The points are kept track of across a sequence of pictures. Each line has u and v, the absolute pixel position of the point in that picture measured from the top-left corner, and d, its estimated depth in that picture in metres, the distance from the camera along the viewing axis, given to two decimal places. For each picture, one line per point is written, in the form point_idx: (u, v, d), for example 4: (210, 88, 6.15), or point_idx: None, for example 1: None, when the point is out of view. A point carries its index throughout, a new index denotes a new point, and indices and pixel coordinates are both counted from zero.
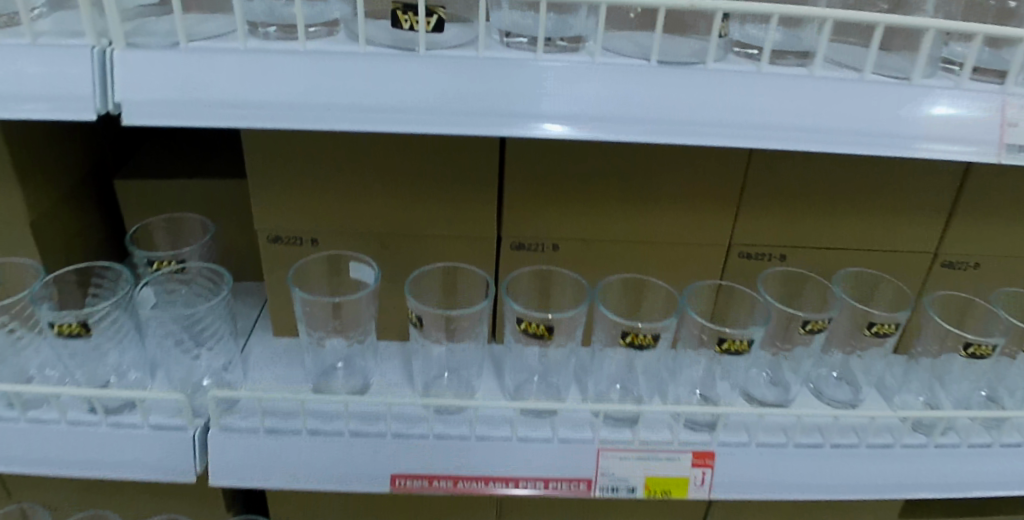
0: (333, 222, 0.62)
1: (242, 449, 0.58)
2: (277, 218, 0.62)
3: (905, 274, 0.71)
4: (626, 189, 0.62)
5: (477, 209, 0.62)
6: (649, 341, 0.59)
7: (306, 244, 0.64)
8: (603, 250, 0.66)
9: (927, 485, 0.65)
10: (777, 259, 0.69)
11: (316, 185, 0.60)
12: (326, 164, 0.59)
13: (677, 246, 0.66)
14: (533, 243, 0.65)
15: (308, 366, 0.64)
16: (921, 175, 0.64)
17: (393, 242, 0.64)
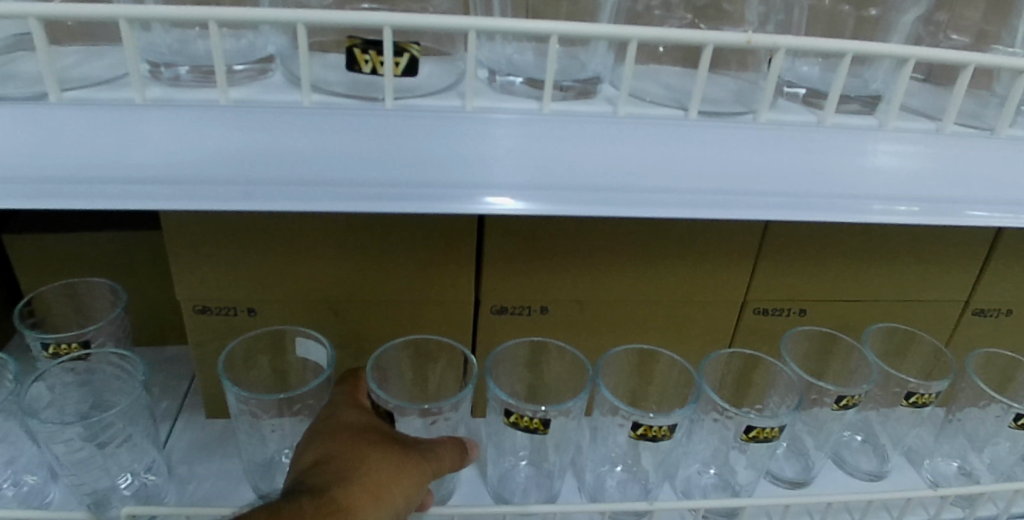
0: (276, 291, 0.50)
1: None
2: (202, 287, 0.49)
3: (934, 324, 0.62)
4: (622, 269, 0.52)
5: (447, 292, 0.51)
6: (666, 433, 0.48)
7: (240, 315, 0.51)
8: (603, 312, 0.55)
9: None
10: (795, 314, 0.59)
11: (252, 248, 0.47)
12: (257, 255, 0.48)
13: (688, 306, 0.56)
14: (519, 308, 0.53)
15: (245, 464, 0.52)
16: (950, 246, 0.57)
17: (345, 309, 0.52)
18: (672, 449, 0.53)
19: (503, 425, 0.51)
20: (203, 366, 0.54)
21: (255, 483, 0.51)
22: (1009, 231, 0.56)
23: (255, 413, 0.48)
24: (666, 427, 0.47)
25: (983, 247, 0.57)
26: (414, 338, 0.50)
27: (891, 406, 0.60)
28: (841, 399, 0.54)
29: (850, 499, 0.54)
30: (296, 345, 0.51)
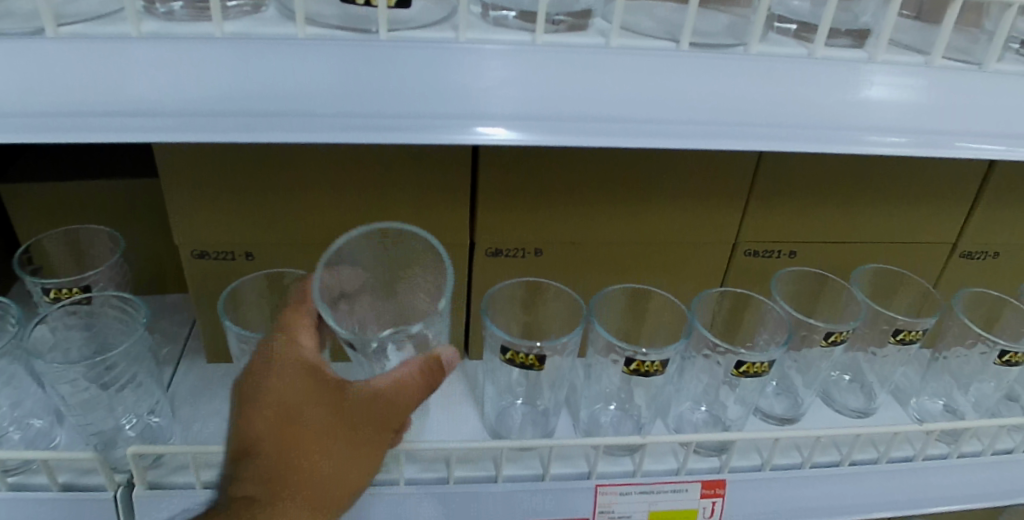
0: (276, 234, 0.51)
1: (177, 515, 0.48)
2: (202, 231, 0.50)
3: (921, 266, 0.64)
4: (615, 209, 0.53)
5: (444, 233, 0.52)
6: (656, 369, 0.49)
7: (239, 259, 0.52)
8: (597, 254, 0.56)
9: (950, 500, 0.60)
10: (785, 256, 0.60)
11: (248, 189, 0.49)
12: (256, 197, 0.48)
13: (680, 248, 0.57)
14: (514, 250, 0.55)
15: None
16: (938, 186, 0.57)
17: None
18: (663, 384, 0.54)
19: (499, 365, 0.52)
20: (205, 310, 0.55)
21: None
22: (998, 169, 0.57)
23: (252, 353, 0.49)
24: (658, 361, 0.49)
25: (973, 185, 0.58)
26: (379, 225, 0.38)
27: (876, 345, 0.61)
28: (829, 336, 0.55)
29: (830, 432, 0.56)
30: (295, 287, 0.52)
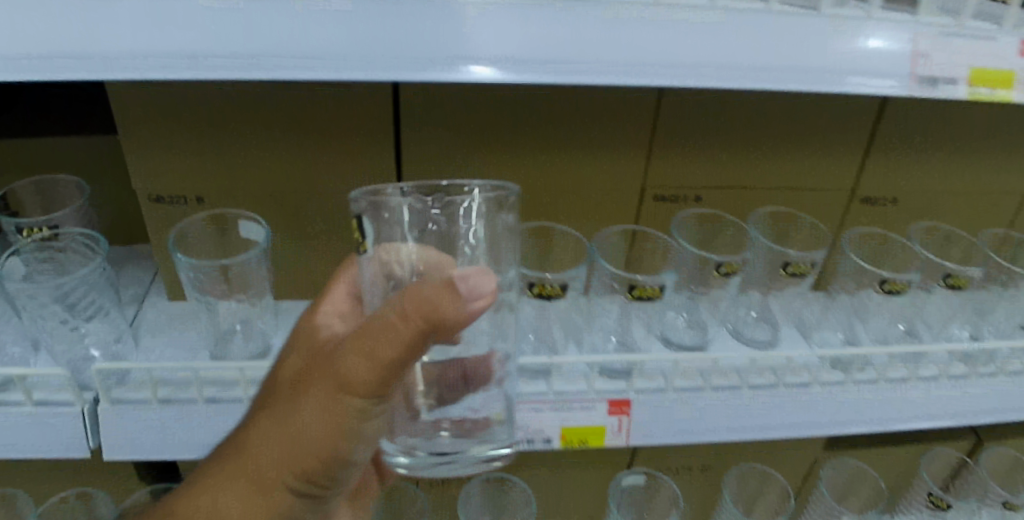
0: (224, 180, 0.58)
1: (135, 429, 0.54)
2: (159, 178, 0.57)
3: (821, 210, 0.70)
4: (529, 153, 0.60)
5: (373, 176, 0.59)
6: (556, 291, 0.58)
7: (191, 204, 0.59)
8: (515, 199, 0.62)
9: (843, 423, 0.66)
10: (692, 202, 0.66)
11: (197, 139, 0.55)
12: (204, 144, 0.55)
13: (592, 193, 0.63)
14: (439, 195, 0.61)
15: (203, 335, 0.60)
16: (828, 131, 0.64)
17: (287, 198, 0.59)
18: (572, 308, 0.62)
19: None
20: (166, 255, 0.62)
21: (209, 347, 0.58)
22: (887, 109, 0.63)
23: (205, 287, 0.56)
24: (556, 285, 0.57)
25: (862, 130, 0.64)
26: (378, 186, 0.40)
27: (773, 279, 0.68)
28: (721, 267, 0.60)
29: (727, 356, 0.63)
30: (234, 224, 0.58)
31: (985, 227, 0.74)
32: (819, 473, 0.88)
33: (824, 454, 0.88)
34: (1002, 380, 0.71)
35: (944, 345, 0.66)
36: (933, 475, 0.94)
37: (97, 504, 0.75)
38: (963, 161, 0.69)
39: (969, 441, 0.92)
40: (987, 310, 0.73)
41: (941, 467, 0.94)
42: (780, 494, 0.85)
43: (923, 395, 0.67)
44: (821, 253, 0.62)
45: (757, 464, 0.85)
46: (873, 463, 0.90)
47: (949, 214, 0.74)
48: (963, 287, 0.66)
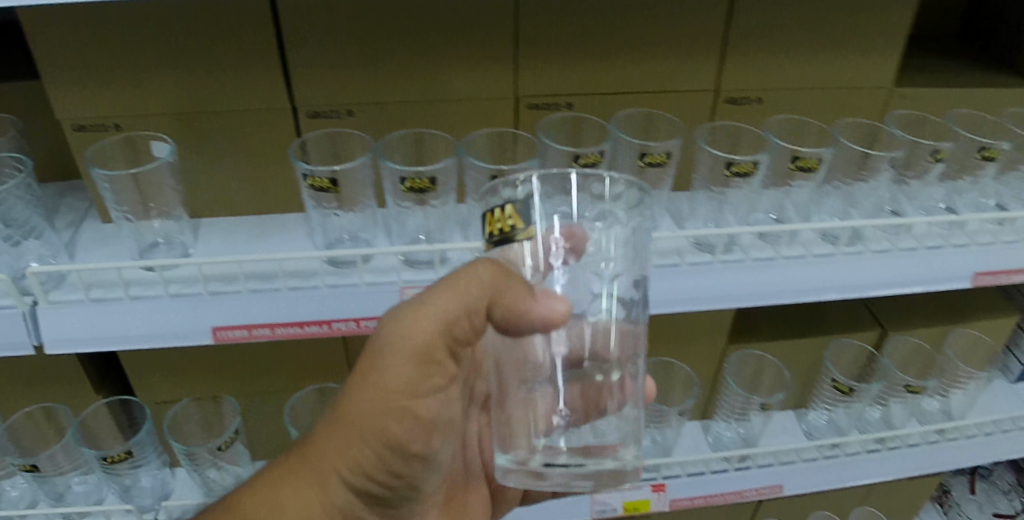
0: (177, 104, 0.75)
1: (72, 318, 0.66)
2: (115, 106, 0.74)
3: (691, 109, 0.86)
4: (426, 68, 0.77)
5: (291, 87, 0.76)
6: (427, 184, 0.73)
7: (146, 129, 0.76)
8: (410, 109, 0.80)
9: (711, 297, 0.77)
10: (563, 108, 0.84)
11: (138, 77, 0.73)
12: (150, 70, 0.72)
13: (467, 101, 0.80)
14: (327, 109, 0.79)
15: (132, 248, 0.76)
16: (676, 35, 0.79)
17: (221, 117, 0.77)
18: (449, 199, 0.77)
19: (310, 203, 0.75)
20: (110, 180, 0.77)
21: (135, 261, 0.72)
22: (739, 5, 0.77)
23: (123, 200, 0.72)
24: (425, 178, 0.72)
25: (715, 19, 0.78)
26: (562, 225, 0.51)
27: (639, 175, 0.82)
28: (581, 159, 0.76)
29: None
30: (154, 147, 0.76)
31: (847, 118, 0.89)
32: (726, 367, 1.06)
33: (734, 341, 1.06)
34: (866, 255, 0.81)
35: (800, 223, 0.77)
36: (840, 363, 1.11)
37: (59, 414, 0.97)
38: (811, 58, 0.84)
39: (870, 333, 1.08)
40: (855, 197, 0.88)
41: (848, 356, 1.10)
42: (686, 376, 1.04)
43: (795, 270, 0.77)
44: (672, 143, 0.77)
45: (663, 356, 1.03)
46: (775, 352, 1.08)
47: (809, 109, 0.88)
48: (813, 168, 0.80)
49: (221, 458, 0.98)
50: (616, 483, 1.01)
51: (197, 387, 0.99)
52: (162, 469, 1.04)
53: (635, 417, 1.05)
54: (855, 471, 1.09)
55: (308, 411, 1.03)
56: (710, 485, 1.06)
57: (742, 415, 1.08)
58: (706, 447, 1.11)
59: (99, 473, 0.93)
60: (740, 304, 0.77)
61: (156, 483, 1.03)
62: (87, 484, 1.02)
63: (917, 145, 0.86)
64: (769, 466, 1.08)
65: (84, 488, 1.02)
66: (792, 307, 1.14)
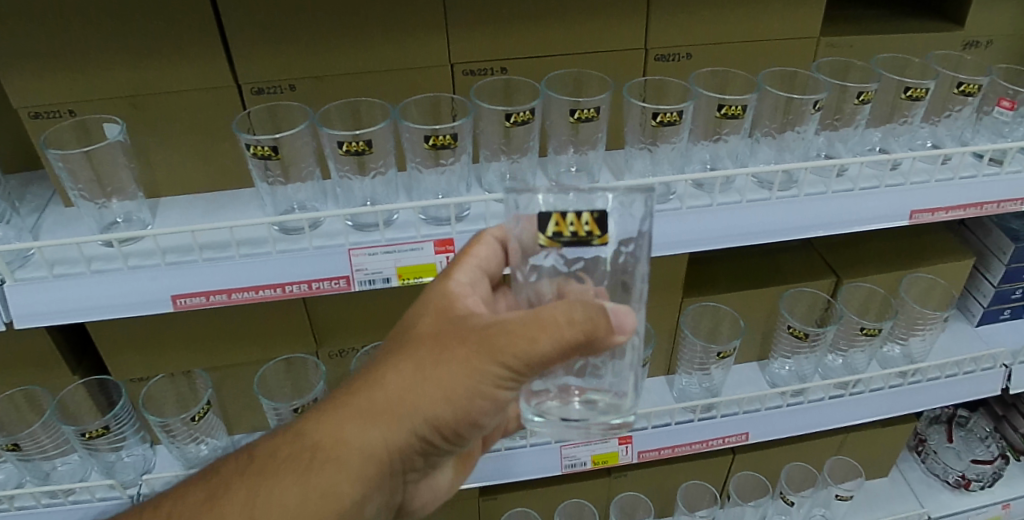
0: (311, 66, 0.74)
1: (239, 270, 0.71)
2: (255, 71, 0.73)
3: (798, 56, 0.85)
4: (557, 18, 0.75)
5: (433, 38, 0.74)
6: (592, 114, 0.74)
7: (286, 91, 0.75)
8: (540, 66, 0.79)
9: (806, 225, 0.80)
10: (684, 59, 0.82)
11: (283, 39, 0.71)
12: (290, 31, 0.71)
13: (600, 55, 0.79)
14: (480, 68, 0.78)
15: (268, 208, 0.76)
16: None
17: (365, 78, 0.76)
18: (599, 141, 0.78)
19: (429, 159, 0.74)
20: (228, 136, 0.78)
21: (274, 216, 0.75)
22: None
23: (274, 170, 0.73)
24: (591, 108, 0.73)
25: None
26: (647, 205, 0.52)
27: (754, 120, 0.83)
28: (724, 109, 0.77)
29: (671, 181, 0.76)
30: (288, 113, 0.74)
31: (937, 51, 0.90)
32: (781, 302, 0.98)
33: (844, 276, 0.99)
34: (959, 181, 0.84)
35: (906, 153, 0.80)
36: (914, 293, 1.04)
37: (41, 398, 0.88)
38: None
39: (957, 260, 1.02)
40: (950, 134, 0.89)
41: (922, 287, 1.03)
42: (732, 318, 0.98)
43: (893, 196, 0.81)
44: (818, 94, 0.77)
45: (712, 300, 0.96)
46: (878, 284, 1.01)
47: (904, 49, 0.89)
48: (921, 98, 0.82)
49: (201, 429, 0.91)
50: (683, 422, 0.97)
51: (242, 350, 0.89)
52: (214, 438, 0.94)
53: (680, 359, 0.99)
54: (936, 396, 1.04)
55: (282, 381, 0.93)
56: (768, 420, 1.00)
57: (845, 347, 1.03)
58: (763, 382, 1.04)
59: (170, 435, 0.89)
60: (831, 229, 0.81)
61: (137, 459, 0.95)
62: (136, 455, 0.95)
63: (993, 84, 0.88)
64: (860, 395, 1.01)
65: (134, 459, 0.94)
66: (889, 236, 1.07)
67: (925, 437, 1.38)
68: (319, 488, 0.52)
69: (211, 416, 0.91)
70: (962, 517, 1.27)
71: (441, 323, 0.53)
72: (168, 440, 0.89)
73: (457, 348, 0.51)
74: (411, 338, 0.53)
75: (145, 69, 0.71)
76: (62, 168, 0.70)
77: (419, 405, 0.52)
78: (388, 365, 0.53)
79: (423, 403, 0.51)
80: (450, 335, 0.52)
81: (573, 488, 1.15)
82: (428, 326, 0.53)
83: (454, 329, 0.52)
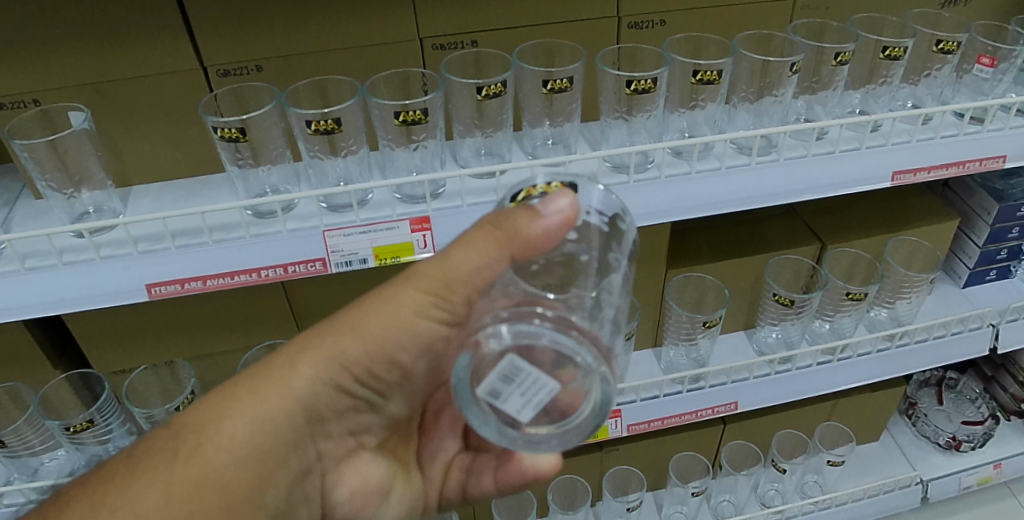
0: (277, 45, 0.72)
1: (212, 255, 0.70)
2: (220, 52, 0.71)
3: (774, 18, 0.84)
4: None
5: (401, 13, 0.73)
6: (566, 85, 0.73)
7: (252, 72, 0.74)
8: (512, 36, 0.78)
9: (788, 189, 0.79)
10: (658, 25, 0.80)
11: (246, 18, 0.69)
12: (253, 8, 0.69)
13: (572, 24, 0.78)
14: (450, 42, 0.76)
15: (241, 192, 0.75)
16: None
17: (332, 55, 0.74)
18: (574, 112, 0.76)
19: (402, 136, 0.73)
20: (197, 120, 0.76)
21: (247, 200, 0.73)
22: None
23: (244, 152, 0.71)
24: (564, 77, 0.72)
25: None
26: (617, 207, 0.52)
27: (731, 86, 0.82)
28: (698, 75, 0.76)
29: (649, 150, 0.74)
30: (256, 93, 0.73)
31: (914, 9, 0.89)
32: (765, 269, 0.98)
33: (828, 241, 0.98)
34: (941, 140, 0.83)
35: (884, 112, 0.79)
36: (899, 256, 1.04)
37: (23, 394, 0.87)
38: None
39: (941, 221, 1.01)
40: (929, 94, 0.89)
41: (907, 249, 1.03)
42: (717, 288, 0.98)
43: (874, 156, 0.80)
44: (794, 56, 0.76)
45: (696, 270, 0.96)
46: (862, 248, 1.01)
47: (881, 9, 0.88)
48: (899, 57, 0.81)
49: None
50: (671, 393, 0.97)
51: (224, 338, 0.88)
52: None
53: (666, 330, 0.99)
54: (922, 357, 1.04)
55: None
56: (757, 389, 1.00)
57: (832, 311, 1.03)
58: (751, 350, 1.04)
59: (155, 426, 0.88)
60: (815, 193, 0.80)
61: None
62: None
63: (972, 41, 0.87)
64: (848, 360, 1.01)
65: None
66: (873, 199, 1.07)
67: (916, 401, 1.39)
68: (207, 454, 0.45)
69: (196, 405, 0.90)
70: (954, 478, 1.28)
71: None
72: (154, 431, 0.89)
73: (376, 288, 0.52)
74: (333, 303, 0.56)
75: (106, 54, 0.69)
76: (27, 158, 0.69)
77: (333, 350, 0.50)
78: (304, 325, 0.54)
79: (339, 344, 0.50)
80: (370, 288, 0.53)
81: (566, 464, 1.15)
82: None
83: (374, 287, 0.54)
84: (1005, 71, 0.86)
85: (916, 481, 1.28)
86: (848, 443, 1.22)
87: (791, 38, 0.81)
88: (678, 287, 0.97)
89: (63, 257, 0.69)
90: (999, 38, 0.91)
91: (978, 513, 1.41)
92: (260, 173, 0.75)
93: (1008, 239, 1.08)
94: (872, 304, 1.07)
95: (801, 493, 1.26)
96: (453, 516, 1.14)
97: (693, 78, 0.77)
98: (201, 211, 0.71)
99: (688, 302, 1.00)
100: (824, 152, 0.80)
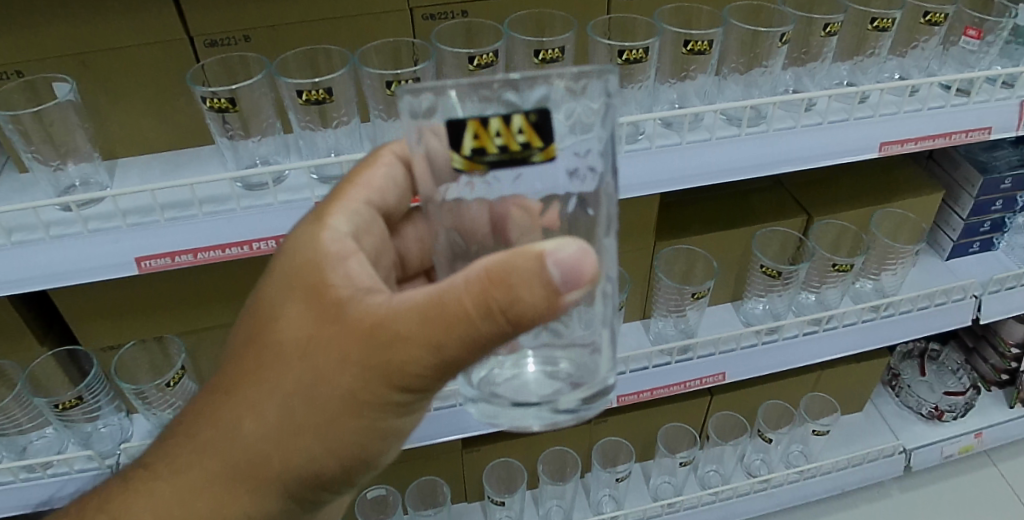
0: (266, 16, 0.71)
1: (200, 227, 0.69)
2: (210, 21, 0.70)
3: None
4: None
5: None
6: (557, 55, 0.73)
7: (241, 42, 0.73)
8: (503, 4, 0.77)
9: (777, 159, 0.79)
10: None
11: None
12: None
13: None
14: (440, 12, 0.75)
15: (230, 163, 0.74)
16: None
17: (321, 25, 0.73)
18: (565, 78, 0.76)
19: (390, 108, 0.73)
20: (184, 91, 0.75)
21: (236, 172, 0.73)
22: None
23: (233, 123, 0.71)
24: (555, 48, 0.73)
25: None
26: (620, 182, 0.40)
27: (721, 58, 0.82)
28: (689, 46, 0.76)
29: (639, 120, 0.73)
30: (243, 63, 0.73)
31: None
32: (755, 241, 0.99)
33: (815, 213, 1.00)
34: (926, 112, 0.83)
35: (871, 82, 0.79)
36: (885, 228, 1.05)
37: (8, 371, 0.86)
38: None
39: (925, 196, 1.02)
40: (915, 65, 0.90)
41: (892, 221, 1.05)
42: (706, 263, 0.99)
43: (862, 127, 0.81)
44: (780, 27, 0.76)
45: (686, 242, 0.96)
46: (846, 219, 1.02)
47: None
48: (886, 29, 0.82)
49: (176, 396, 0.91)
50: (660, 364, 0.98)
51: (212, 312, 0.87)
52: None
53: (655, 302, 0.99)
54: (906, 328, 1.05)
55: None
56: (744, 358, 1.01)
57: (818, 283, 1.04)
58: (738, 322, 1.05)
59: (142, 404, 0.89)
60: (802, 165, 0.80)
61: (114, 429, 0.96)
62: (113, 424, 0.96)
63: (959, 13, 0.88)
64: (834, 330, 1.02)
65: (110, 430, 0.95)
66: (860, 171, 1.08)
67: (899, 372, 1.42)
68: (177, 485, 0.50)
69: (186, 381, 0.91)
70: (936, 446, 1.31)
71: (314, 312, 0.42)
72: (146, 408, 0.90)
73: (333, 361, 0.42)
74: (276, 353, 0.44)
75: (89, 21, 0.67)
76: (13, 130, 0.68)
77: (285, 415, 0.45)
78: (251, 363, 0.45)
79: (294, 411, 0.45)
80: (320, 333, 0.42)
81: (556, 436, 1.16)
82: (296, 327, 0.43)
83: (329, 323, 0.42)
84: (990, 43, 0.87)
85: (900, 451, 1.31)
86: (832, 414, 1.25)
87: (781, 9, 0.81)
88: (672, 255, 0.98)
89: (50, 230, 0.68)
90: (986, 10, 0.91)
91: (958, 482, 1.44)
92: (249, 145, 0.75)
93: (991, 212, 1.10)
94: (857, 276, 1.08)
95: (786, 462, 1.29)
96: (445, 490, 1.15)
97: (684, 49, 0.77)
98: (190, 184, 0.70)
99: (676, 273, 1.01)
100: (813, 124, 0.80)
